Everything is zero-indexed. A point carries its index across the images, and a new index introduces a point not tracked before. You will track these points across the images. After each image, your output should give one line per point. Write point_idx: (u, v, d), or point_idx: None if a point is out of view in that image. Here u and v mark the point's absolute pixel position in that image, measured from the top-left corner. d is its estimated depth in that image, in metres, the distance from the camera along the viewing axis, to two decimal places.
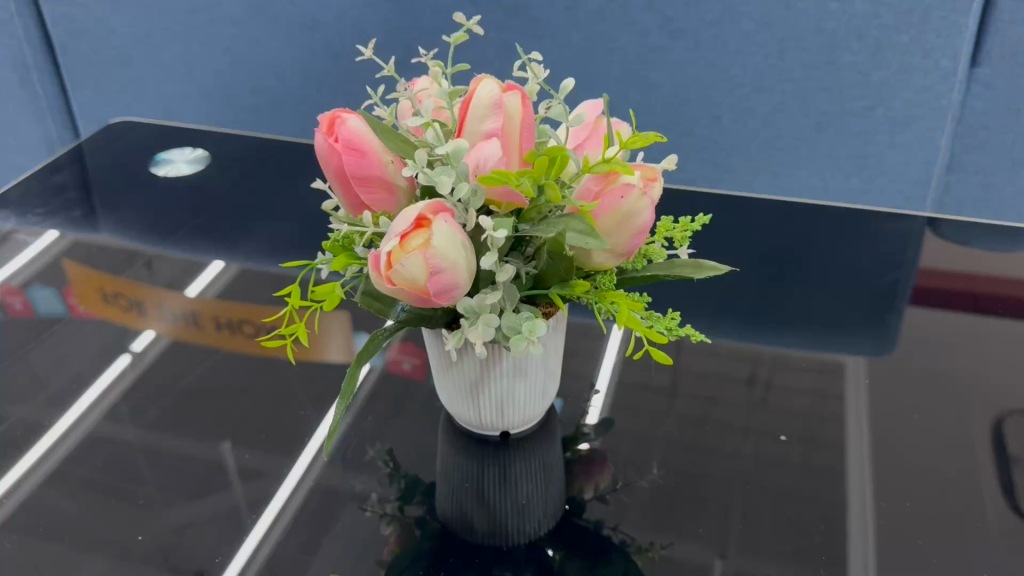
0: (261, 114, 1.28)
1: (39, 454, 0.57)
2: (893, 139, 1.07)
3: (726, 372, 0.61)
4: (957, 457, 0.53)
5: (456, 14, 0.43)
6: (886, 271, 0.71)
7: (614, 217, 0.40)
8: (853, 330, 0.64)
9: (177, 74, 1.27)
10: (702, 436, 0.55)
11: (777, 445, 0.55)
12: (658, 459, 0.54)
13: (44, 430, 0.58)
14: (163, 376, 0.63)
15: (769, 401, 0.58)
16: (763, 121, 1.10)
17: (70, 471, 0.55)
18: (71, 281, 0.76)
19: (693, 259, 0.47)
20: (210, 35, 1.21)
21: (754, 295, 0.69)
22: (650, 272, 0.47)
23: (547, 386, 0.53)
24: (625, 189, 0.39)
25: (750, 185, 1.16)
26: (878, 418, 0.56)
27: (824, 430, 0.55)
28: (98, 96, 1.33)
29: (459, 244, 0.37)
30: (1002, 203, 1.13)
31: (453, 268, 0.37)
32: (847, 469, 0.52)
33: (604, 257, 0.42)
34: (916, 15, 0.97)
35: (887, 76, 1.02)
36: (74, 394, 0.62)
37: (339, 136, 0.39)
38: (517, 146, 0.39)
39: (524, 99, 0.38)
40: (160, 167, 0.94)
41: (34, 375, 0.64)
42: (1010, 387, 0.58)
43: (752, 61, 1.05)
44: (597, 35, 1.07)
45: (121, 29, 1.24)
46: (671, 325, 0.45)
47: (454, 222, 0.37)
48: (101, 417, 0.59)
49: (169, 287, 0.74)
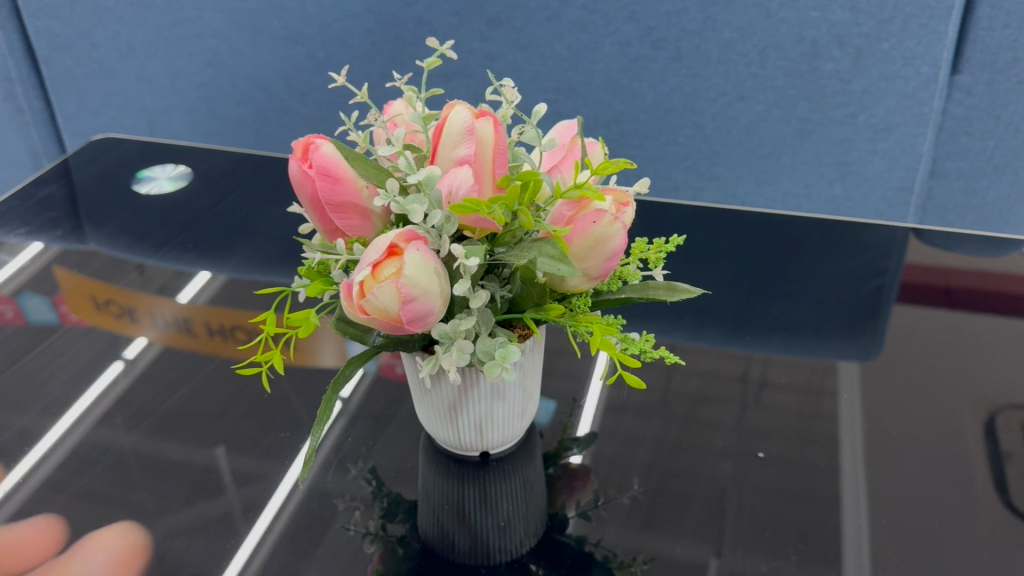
0: (246, 126, 1.28)
1: (35, 459, 0.56)
2: (875, 146, 1.08)
3: (715, 370, 0.62)
4: (939, 456, 0.53)
5: (428, 39, 0.41)
6: (869, 277, 0.71)
7: (586, 242, 0.39)
8: (832, 339, 0.64)
9: (162, 86, 1.26)
10: (693, 436, 0.56)
11: (757, 458, 0.54)
12: (649, 460, 0.54)
13: (41, 435, 0.58)
14: (161, 380, 0.63)
15: (765, 401, 0.59)
16: (746, 130, 1.10)
17: (67, 479, 0.55)
18: (63, 290, 0.76)
19: (667, 282, 0.47)
20: (194, 48, 1.21)
21: (738, 303, 0.69)
22: (622, 296, 0.47)
23: (527, 407, 0.53)
24: (597, 213, 0.38)
25: (735, 193, 1.17)
26: (871, 416, 0.56)
27: (818, 427, 0.56)
28: (82, 109, 1.32)
29: (432, 272, 0.37)
30: (985, 209, 1.14)
31: (425, 295, 0.36)
32: (840, 465, 0.53)
33: (578, 281, 0.42)
34: (897, 23, 0.98)
35: (869, 84, 1.03)
36: (69, 400, 0.62)
37: (312, 162, 0.39)
38: (490, 172, 0.38)
39: (498, 124, 0.38)
40: (143, 183, 0.94)
41: (30, 381, 0.64)
42: (991, 384, 0.58)
43: (734, 70, 1.05)
44: (580, 44, 1.07)
45: (105, 42, 1.23)
46: (644, 348, 0.43)
47: (426, 249, 0.37)
48: (95, 422, 0.59)
49: (160, 294, 0.74)
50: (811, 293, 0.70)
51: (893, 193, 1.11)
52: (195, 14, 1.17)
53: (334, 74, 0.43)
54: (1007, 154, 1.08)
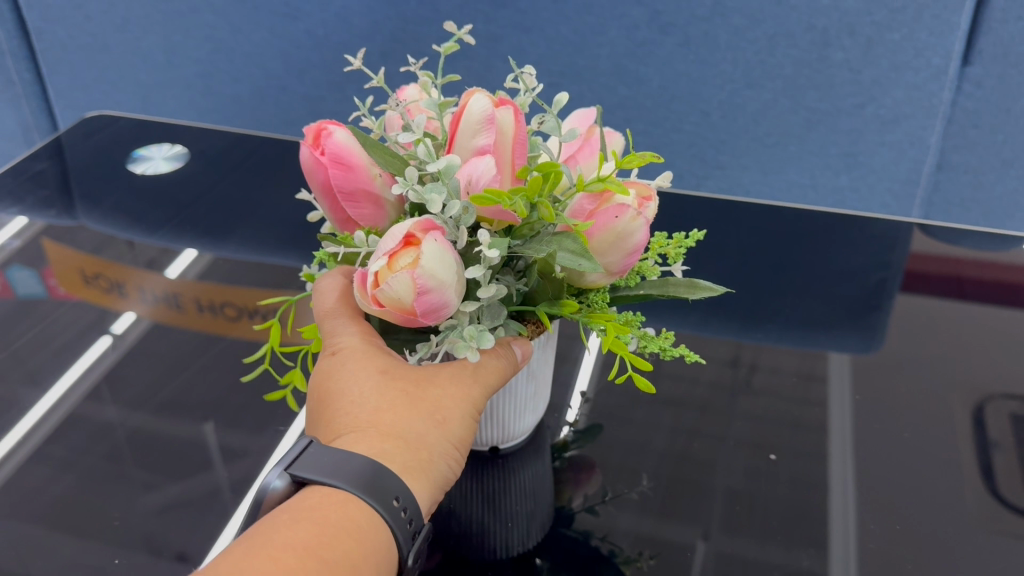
0: (243, 104, 1.26)
1: (24, 431, 0.56)
2: (884, 137, 1.07)
3: (718, 357, 0.61)
4: (949, 446, 0.52)
5: (447, 23, 0.41)
6: (874, 270, 0.70)
7: (608, 237, 0.38)
8: (840, 329, 0.63)
9: (157, 61, 1.24)
10: (700, 423, 0.55)
11: (768, 459, 0.52)
12: (653, 446, 0.54)
13: (27, 409, 0.58)
14: (150, 357, 0.63)
15: (753, 385, 0.58)
16: (751, 118, 1.09)
17: (56, 452, 0.54)
18: (50, 262, 0.75)
19: (686, 279, 0.46)
20: (191, 23, 1.19)
21: (745, 295, 0.68)
22: (640, 292, 0.46)
23: (535, 408, 0.53)
24: (619, 208, 0.37)
25: (739, 181, 1.16)
26: (874, 403, 0.56)
27: (820, 414, 0.56)
28: (75, 83, 1.30)
29: (449, 264, 0.36)
30: (990, 202, 1.13)
31: (441, 287, 0.35)
32: (830, 452, 0.52)
33: (597, 277, 0.41)
34: (909, 13, 0.97)
35: (878, 74, 1.02)
36: (56, 374, 0.61)
37: (325, 149, 0.38)
38: (509, 163, 0.38)
39: (518, 113, 0.37)
40: (139, 163, 0.92)
41: (17, 357, 0.63)
42: (1003, 375, 0.58)
43: (742, 57, 1.04)
44: (586, 27, 1.06)
45: (100, 16, 1.21)
46: (663, 346, 0.43)
47: (444, 240, 0.36)
48: (83, 397, 0.59)
49: (149, 270, 0.73)
50: (817, 286, 0.69)
51: (900, 185, 1.11)
52: None
53: (352, 60, 0.42)
54: (1015, 147, 1.07)
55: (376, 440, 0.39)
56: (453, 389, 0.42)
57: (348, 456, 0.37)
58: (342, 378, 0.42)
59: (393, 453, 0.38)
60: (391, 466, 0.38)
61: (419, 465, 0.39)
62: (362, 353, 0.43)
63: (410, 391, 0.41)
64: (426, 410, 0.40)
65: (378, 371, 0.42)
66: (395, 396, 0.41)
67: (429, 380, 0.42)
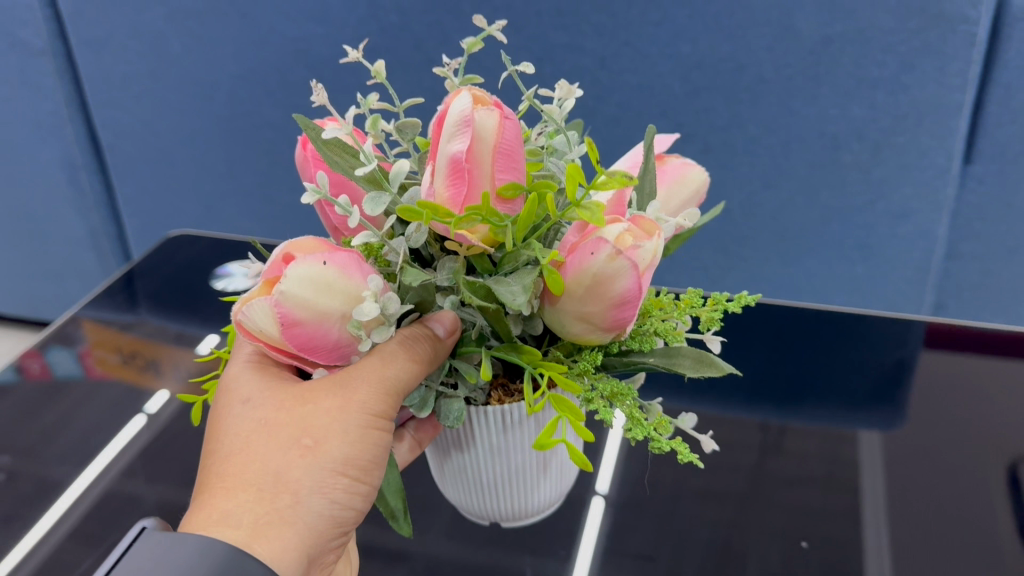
0: (298, 210, 1.37)
1: (66, 504, 0.64)
2: (895, 231, 1.13)
3: (742, 418, 0.68)
4: (965, 530, 0.55)
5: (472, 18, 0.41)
6: (891, 348, 0.72)
7: (584, 271, 0.37)
8: (867, 406, 0.67)
9: (220, 172, 1.35)
10: (743, 516, 0.59)
11: (800, 548, 0.56)
12: (683, 543, 0.58)
13: (68, 484, 0.66)
14: (182, 436, 0.70)
15: (776, 465, 0.63)
16: (771, 215, 1.16)
17: (99, 534, 0.61)
18: (88, 342, 0.80)
19: (695, 353, 0.45)
20: (249, 135, 1.29)
21: (773, 374, 0.72)
22: (649, 363, 0.46)
23: (493, 500, 0.55)
24: (595, 243, 0.36)
25: (761, 271, 1.24)
26: (896, 485, 0.59)
27: (845, 497, 0.60)
28: (142, 193, 1.40)
29: (320, 289, 0.37)
30: (1000, 290, 1.17)
31: (306, 310, 0.37)
32: (862, 542, 0.56)
33: (583, 324, 0.40)
34: (910, 120, 1.03)
35: (887, 174, 1.08)
36: (91, 452, 0.69)
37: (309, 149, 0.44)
38: (487, 170, 0.37)
39: (500, 120, 0.36)
40: (221, 280, 0.89)
41: (72, 443, 0.70)
42: (1018, 428, 0.62)
43: (760, 161, 1.12)
44: (614, 137, 1.15)
45: (167, 132, 1.31)
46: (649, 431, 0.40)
47: (326, 262, 0.37)
48: (118, 473, 0.66)
49: (179, 345, 0.80)
50: (837, 356, 0.72)
51: (912, 272, 1.17)
52: (254, 108, 1.25)
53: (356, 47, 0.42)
54: (1018, 238, 1.11)
55: (228, 491, 0.42)
56: (329, 422, 0.43)
57: (184, 532, 0.40)
58: (220, 425, 0.46)
59: (244, 503, 0.42)
60: (242, 518, 0.41)
61: (269, 514, 0.41)
62: (241, 395, 0.46)
63: (274, 420, 0.44)
64: (291, 441, 0.43)
65: (250, 411, 0.45)
66: (258, 435, 0.44)
67: (303, 413, 0.44)
